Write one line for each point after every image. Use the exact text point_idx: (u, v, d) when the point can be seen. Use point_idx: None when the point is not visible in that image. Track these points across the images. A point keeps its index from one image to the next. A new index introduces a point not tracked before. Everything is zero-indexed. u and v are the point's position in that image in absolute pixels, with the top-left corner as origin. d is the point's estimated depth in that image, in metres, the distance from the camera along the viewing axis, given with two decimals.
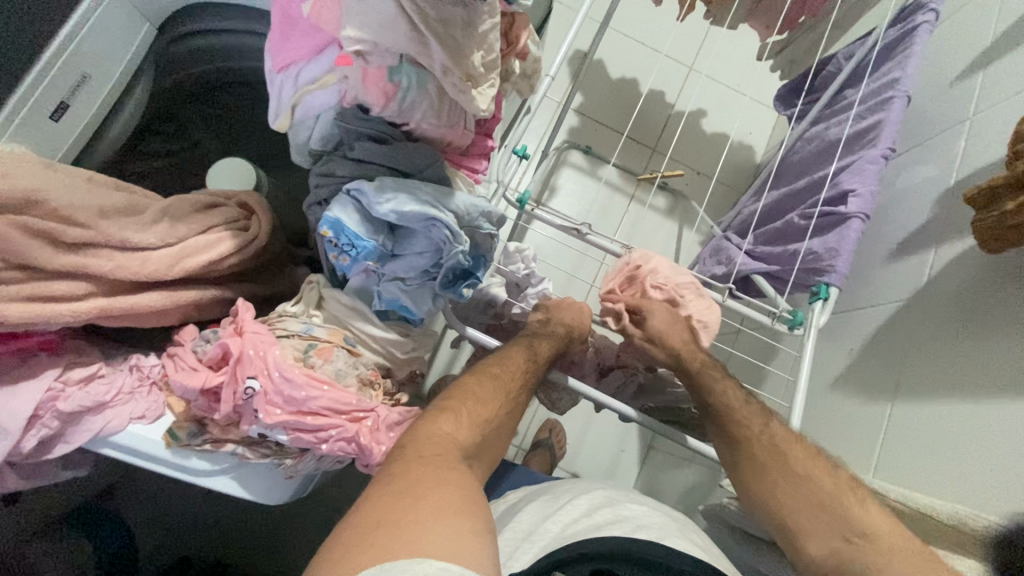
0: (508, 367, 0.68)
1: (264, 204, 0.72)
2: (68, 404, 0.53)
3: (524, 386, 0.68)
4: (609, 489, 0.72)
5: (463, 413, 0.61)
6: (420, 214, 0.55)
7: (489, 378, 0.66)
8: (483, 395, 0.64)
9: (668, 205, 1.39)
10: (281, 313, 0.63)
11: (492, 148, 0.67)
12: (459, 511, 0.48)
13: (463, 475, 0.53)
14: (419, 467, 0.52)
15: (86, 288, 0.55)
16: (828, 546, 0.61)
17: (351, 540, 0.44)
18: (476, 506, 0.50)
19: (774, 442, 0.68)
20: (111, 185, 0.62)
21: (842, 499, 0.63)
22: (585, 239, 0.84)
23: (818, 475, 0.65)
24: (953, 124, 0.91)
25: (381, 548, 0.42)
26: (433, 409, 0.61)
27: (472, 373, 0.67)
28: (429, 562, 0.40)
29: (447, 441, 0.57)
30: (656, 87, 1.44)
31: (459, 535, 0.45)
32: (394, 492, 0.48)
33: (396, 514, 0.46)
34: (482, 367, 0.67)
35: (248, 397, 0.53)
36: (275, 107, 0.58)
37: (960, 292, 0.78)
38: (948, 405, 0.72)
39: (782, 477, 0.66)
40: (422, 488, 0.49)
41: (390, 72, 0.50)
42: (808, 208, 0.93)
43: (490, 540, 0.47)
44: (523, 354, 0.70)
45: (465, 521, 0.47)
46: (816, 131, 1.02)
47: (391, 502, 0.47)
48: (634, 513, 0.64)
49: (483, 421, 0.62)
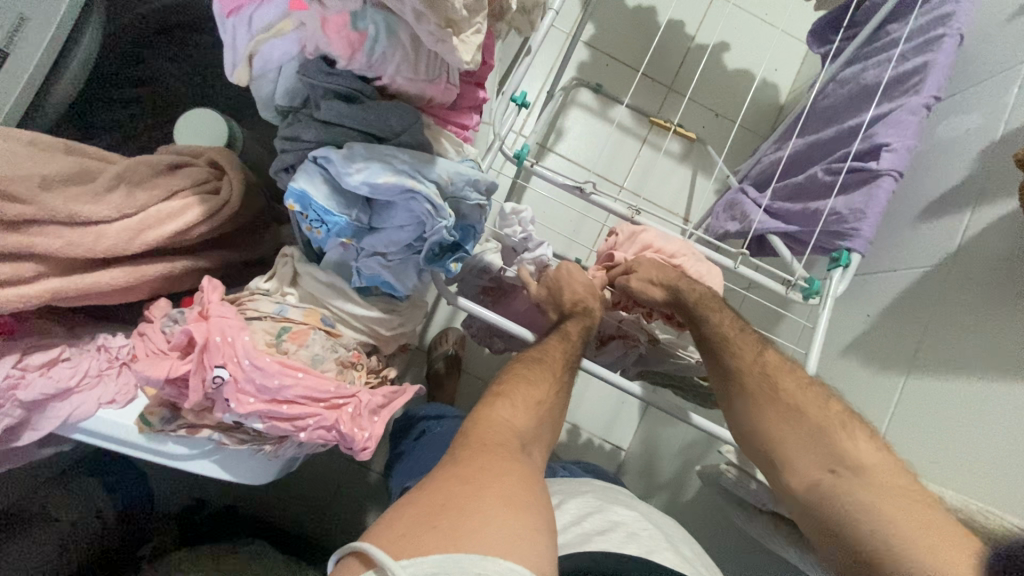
0: (550, 353, 0.65)
1: (236, 161, 0.65)
2: (28, 393, 0.50)
3: (568, 367, 0.65)
4: (599, 491, 0.71)
5: (519, 399, 0.59)
6: (396, 186, 0.49)
7: (542, 365, 0.63)
8: (532, 377, 0.62)
9: (683, 149, 1.29)
10: (252, 291, 0.60)
11: (483, 100, 0.59)
12: (524, 506, 0.46)
13: (528, 467, 0.52)
14: (484, 455, 0.50)
15: (35, 268, 0.52)
16: (811, 473, 0.60)
17: (414, 518, 0.43)
18: (539, 500, 0.49)
19: (765, 371, 0.66)
20: (58, 148, 0.56)
21: (831, 430, 0.61)
22: (590, 199, 0.76)
23: (808, 406, 0.63)
24: (1009, 66, 0.80)
25: (447, 531, 0.41)
26: (489, 396, 0.60)
27: (517, 360, 0.65)
28: (499, 560, 0.40)
29: (506, 428, 0.55)
30: (677, 16, 1.30)
31: (522, 529, 0.44)
32: (455, 479, 0.47)
33: (459, 499, 0.44)
34: (524, 354, 0.65)
35: (218, 386, 0.50)
36: (230, 58, 0.50)
37: (994, 260, 0.71)
38: (969, 382, 0.68)
39: (774, 412, 0.64)
40: (486, 476, 0.47)
41: (355, 18, 0.43)
42: (835, 162, 0.84)
43: (549, 536, 0.46)
44: (559, 343, 0.66)
45: (528, 517, 0.45)
46: (851, 73, 0.91)
47: (453, 487, 0.46)
48: (624, 519, 0.64)
49: (539, 404, 0.60)
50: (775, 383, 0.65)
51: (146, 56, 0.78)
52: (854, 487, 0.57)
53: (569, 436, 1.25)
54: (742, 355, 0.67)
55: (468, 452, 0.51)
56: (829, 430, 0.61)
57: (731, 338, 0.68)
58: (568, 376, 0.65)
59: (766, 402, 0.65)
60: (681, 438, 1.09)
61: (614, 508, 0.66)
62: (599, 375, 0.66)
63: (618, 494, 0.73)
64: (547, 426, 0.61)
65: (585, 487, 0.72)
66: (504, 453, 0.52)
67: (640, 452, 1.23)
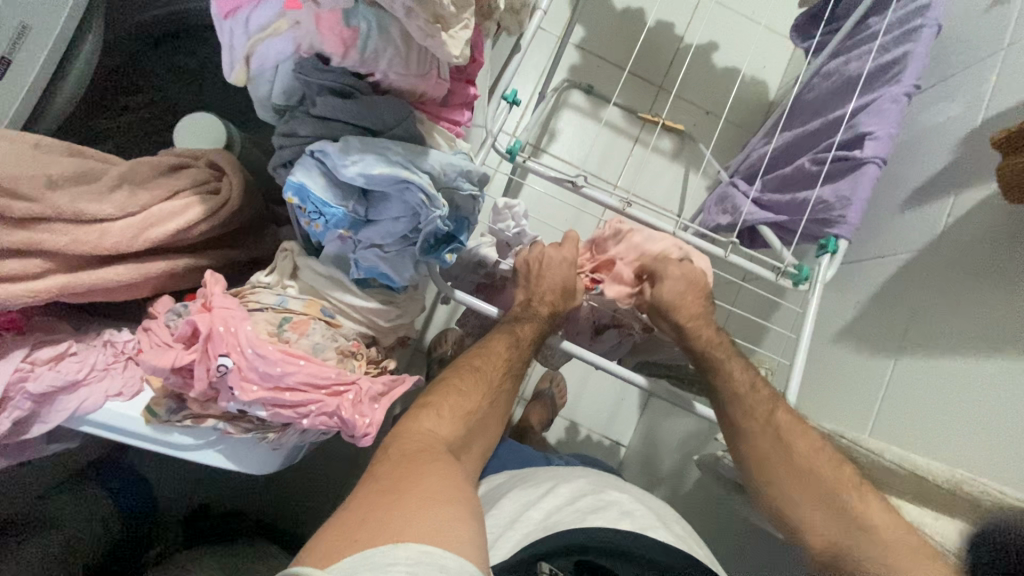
0: (494, 350, 0.69)
1: (234, 162, 0.66)
2: (37, 385, 0.52)
3: (506, 375, 0.69)
4: (591, 477, 0.72)
5: (444, 408, 0.63)
6: (391, 177, 0.51)
7: (472, 372, 0.67)
8: (463, 387, 0.66)
9: (674, 147, 1.31)
10: (253, 285, 0.61)
11: (474, 97, 0.61)
12: (441, 502, 0.50)
13: (447, 467, 0.56)
14: (404, 465, 0.54)
15: (42, 265, 0.54)
16: (826, 536, 0.62)
17: (337, 535, 0.45)
18: (461, 497, 0.52)
19: (778, 433, 0.66)
20: (62, 150, 0.58)
21: (844, 492, 0.62)
22: (581, 192, 0.77)
23: (822, 469, 0.64)
24: (987, 55, 0.82)
25: (365, 539, 0.43)
26: (416, 406, 0.64)
27: (454, 369, 0.69)
28: (408, 547, 0.41)
29: (429, 438, 0.60)
30: (663, 17, 1.33)
31: (440, 522, 0.47)
32: (374, 493, 0.50)
33: (378, 510, 0.47)
34: (464, 360, 0.69)
35: (222, 374, 0.51)
36: (228, 59, 0.51)
37: (976, 242, 0.73)
38: (956, 360, 0.69)
39: (784, 469, 0.66)
40: (404, 484, 0.51)
41: (346, 15, 0.45)
42: (820, 152, 0.86)
43: (473, 527, 0.49)
44: (507, 344, 0.69)
45: (445, 510, 0.49)
46: (835, 66, 0.93)
47: (371, 501, 0.49)
48: (618, 499, 0.66)
49: (467, 413, 0.65)
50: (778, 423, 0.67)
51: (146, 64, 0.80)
52: (871, 552, 0.59)
53: (569, 432, 1.27)
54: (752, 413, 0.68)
55: (391, 465, 0.55)
56: (844, 500, 0.62)
57: (743, 397, 0.69)
58: (507, 384, 0.69)
59: (779, 466, 0.66)
60: (681, 430, 1.10)
61: (609, 492, 0.68)
62: (584, 358, 0.69)
63: (613, 482, 0.74)
64: (476, 434, 0.66)
65: (580, 474, 0.74)
66: (422, 460, 0.56)
67: (640, 446, 1.24)
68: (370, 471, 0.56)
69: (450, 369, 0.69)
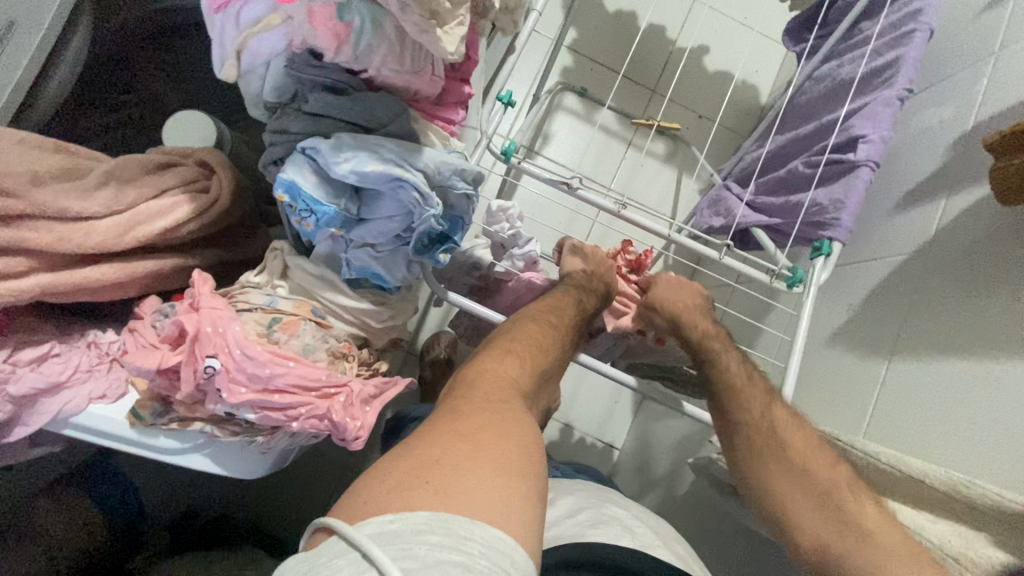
0: (563, 304, 0.70)
1: (225, 161, 0.65)
2: (18, 387, 0.50)
3: (570, 333, 0.69)
4: (591, 490, 0.72)
5: (527, 360, 0.62)
6: (383, 174, 0.50)
7: (548, 327, 0.67)
8: (543, 341, 0.65)
9: (667, 150, 1.32)
10: (243, 285, 0.60)
11: (468, 95, 0.60)
12: (518, 473, 0.47)
13: (527, 427, 0.53)
14: (484, 413, 0.52)
15: (24, 264, 0.52)
16: (817, 535, 0.60)
17: (408, 472, 0.44)
18: (533, 467, 0.49)
19: (772, 425, 0.65)
20: (46, 147, 0.57)
21: (841, 492, 0.60)
22: (577, 193, 0.77)
23: (818, 468, 0.62)
24: (978, 60, 0.83)
25: (436, 489, 0.42)
26: (498, 348, 0.63)
27: (529, 317, 0.68)
28: (486, 527, 0.40)
29: (507, 383, 0.58)
30: (657, 21, 1.33)
31: (513, 497, 0.44)
32: (452, 433, 0.48)
33: (453, 457, 0.45)
34: (542, 311, 0.69)
35: (209, 376, 0.50)
36: (218, 54, 0.50)
37: (970, 244, 0.73)
38: (950, 362, 0.69)
39: (776, 467, 0.63)
40: (482, 436, 0.48)
41: (340, 9, 0.44)
42: (813, 155, 0.86)
43: (538, 505, 0.46)
44: (574, 297, 0.72)
45: (518, 481, 0.46)
46: (827, 70, 0.94)
47: (448, 444, 0.47)
48: (618, 515, 0.65)
49: (542, 369, 0.64)
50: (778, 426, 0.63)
51: (136, 62, 0.79)
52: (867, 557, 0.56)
53: (563, 437, 1.26)
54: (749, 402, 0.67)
55: (470, 408, 0.52)
56: (835, 497, 0.60)
57: (737, 389, 0.67)
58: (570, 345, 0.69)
59: (771, 462, 0.64)
60: (676, 433, 1.10)
61: (607, 505, 0.67)
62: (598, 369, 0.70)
63: (610, 493, 0.73)
64: (545, 386, 0.66)
65: (577, 486, 0.73)
66: (501, 411, 0.53)
67: (635, 449, 1.23)
68: (446, 407, 0.54)
69: (522, 315, 0.69)
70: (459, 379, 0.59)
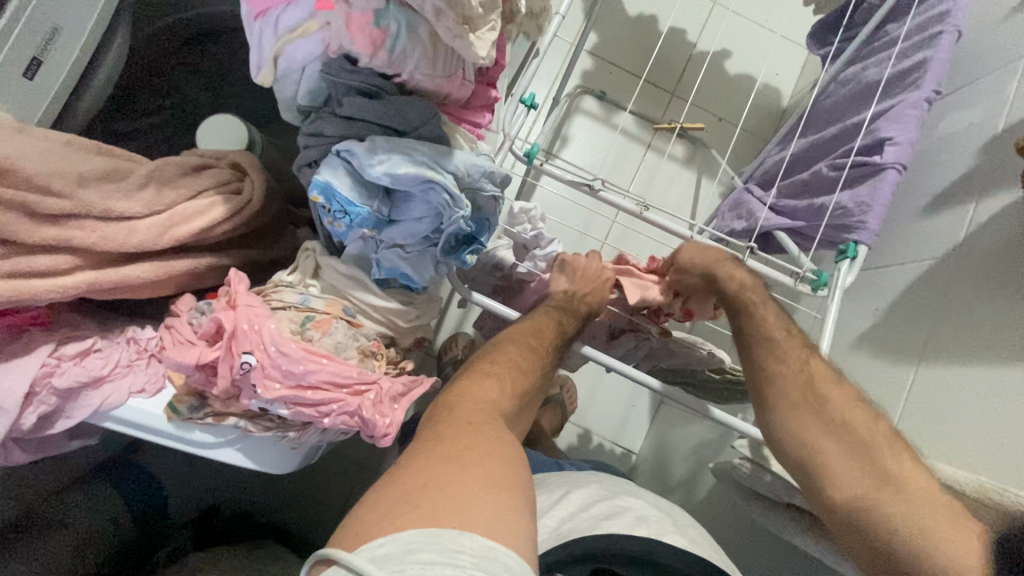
0: (543, 328, 0.71)
1: (257, 163, 0.67)
2: (63, 380, 0.52)
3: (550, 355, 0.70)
4: (605, 482, 0.72)
5: (506, 382, 0.65)
6: (415, 177, 0.51)
7: (528, 350, 0.69)
8: (522, 364, 0.68)
9: (687, 153, 1.31)
10: (276, 283, 0.62)
11: (495, 99, 0.61)
12: (505, 487, 0.49)
13: (508, 444, 0.55)
14: (467, 433, 0.54)
15: (70, 262, 0.54)
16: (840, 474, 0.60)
17: (399, 498, 0.45)
18: (519, 481, 0.51)
19: (811, 381, 0.65)
20: (90, 149, 0.59)
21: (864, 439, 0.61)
22: (598, 196, 0.77)
23: (839, 407, 0.63)
24: (1009, 62, 0.81)
25: (426, 510, 0.43)
26: (477, 373, 0.65)
27: (508, 340, 0.70)
28: (475, 537, 0.41)
29: (487, 404, 0.61)
30: (678, 24, 1.33)
31: (501, 509, 0.46)
32: (438, 455, 0.50)
33: (443, 478, 0.47)
34: (517, 334, 0.71)
35: (246, 372, 0.52)
36: (256, 59, 0.52)
37: (1000, 249, 0.72)
38: (979, 368, 0.68)
39: (809, 413, 0.63)
40: (469, 454, 0.50)
41: (377, 16, 0.46)
42: (839, 158, 0.85)
43: (527, 518, 0.48)
44: (552, 320, 0.72)
45: (504, 495, 0.48)
46: (852, 72, 0.93)
47: (435, 465, 0.49)
48: (632, 505, 0.65)
49: (521, 392, 0.66)
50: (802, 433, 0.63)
51: (170, 66, 0.82)
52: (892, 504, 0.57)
53: (579, 439, 1.26)
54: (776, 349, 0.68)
55: (452, 429, 0.54)
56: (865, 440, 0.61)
57: (777, 340, 0.68)
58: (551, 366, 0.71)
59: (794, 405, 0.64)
60: (694, 437, 1.09)
61: (622, 496, 0.67)
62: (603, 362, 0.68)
63: (623, 485, 0.74)
64: (524, 411, 0.68)
65: (590, 478, 0.73)
66: (482, 429, 0.55)
67: (652, 453, 1.23)
68: (428, 431, 0.56)
69: (499, 343, 0.71)
70: (439, 406, 0.60)
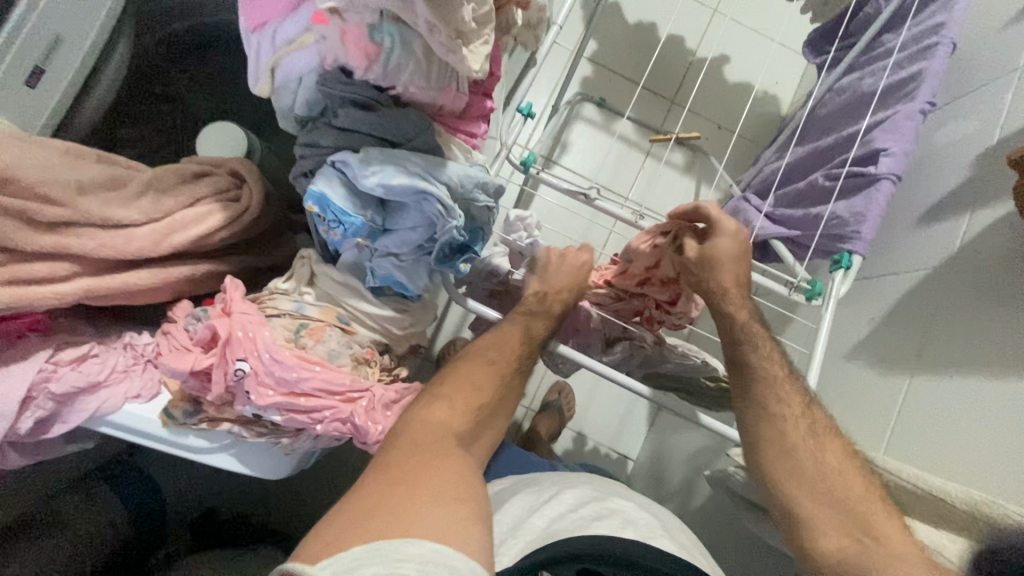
0: (504, 343, 0.68)
1: (255, 170, 0.68)
2: (59, 386, 0.53)
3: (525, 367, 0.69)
4: (596, 484, 0.72)
5: (457, 400, 0.63)
6: (409, 187, 0.52)
7: (487, 364, 0.66)
8: (477, 381, 0.65)
9: (685, 160, 1.32)
10: (272, 290, 0.63)
11: (491, 110, 0.62)
12: (454, 500, 0.51)
13: (457, 463, 0.56)
14: (415, 457, 0.54)
15: (68, 268, 0.55)
16: (826, 506, 0.59)
17: (344, 523, 0.46)
18: (469, 496, 0.53)
19: (813, 428, 0.64)
20: (91, 158, 0.60)
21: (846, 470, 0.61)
22: (595, 205, 0.78)
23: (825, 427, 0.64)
24: (1004, 74, 0.82)
25: (371, 531, 0.44)
26: (424, 394, 0.63)
27: (464, 360, 0.68)
28: (421, 545, 0.43)
29: (437, 425, 0.60)
30: (676, 32, 1.34)
31: (448, 524, 0.48)
32: (387, 480, 0.51)
33: (390, 500, 0.48)
34: (475, 350, 0.68)
35: (239, 378, 0.53)
36: (255, 70, 0.54)
37: (993, 260, 0.72)
38: (972, 379, 0.68)
39: (807, 435, 0.63)
40: (417, 476, 0.52)
41: (372, 30, 0.46)
42: (834, 168, 0.86)
43: (480, 529, 0.50)
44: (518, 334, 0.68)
45: (457, 510, 0.50)
46: (848, 82, 0.93)
47: (383, 490, 0.49)
48: (621, 508, 0.65)
49: (477, 408, 0.64)
50: (794, 446, 0.63)
51: (172, 73, 0.83)
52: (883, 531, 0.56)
53: (575, 444, 1.26)
54: (768, 355, 0.66)
55: (401, 452, 0.54)
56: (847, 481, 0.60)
57: (778, 381, 0.65)
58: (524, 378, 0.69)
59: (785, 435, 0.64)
60: (690, 444, 1.09)
61: (610, 499, 0.67)
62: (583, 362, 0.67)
63: (612, 485, 0.74)
64: (484, 427, 0.66)
65: (582, 479, 0.73)
66: (432, 450, 0.56)
67: (648, 459, 1.23)
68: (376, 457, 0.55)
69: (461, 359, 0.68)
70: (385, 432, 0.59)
